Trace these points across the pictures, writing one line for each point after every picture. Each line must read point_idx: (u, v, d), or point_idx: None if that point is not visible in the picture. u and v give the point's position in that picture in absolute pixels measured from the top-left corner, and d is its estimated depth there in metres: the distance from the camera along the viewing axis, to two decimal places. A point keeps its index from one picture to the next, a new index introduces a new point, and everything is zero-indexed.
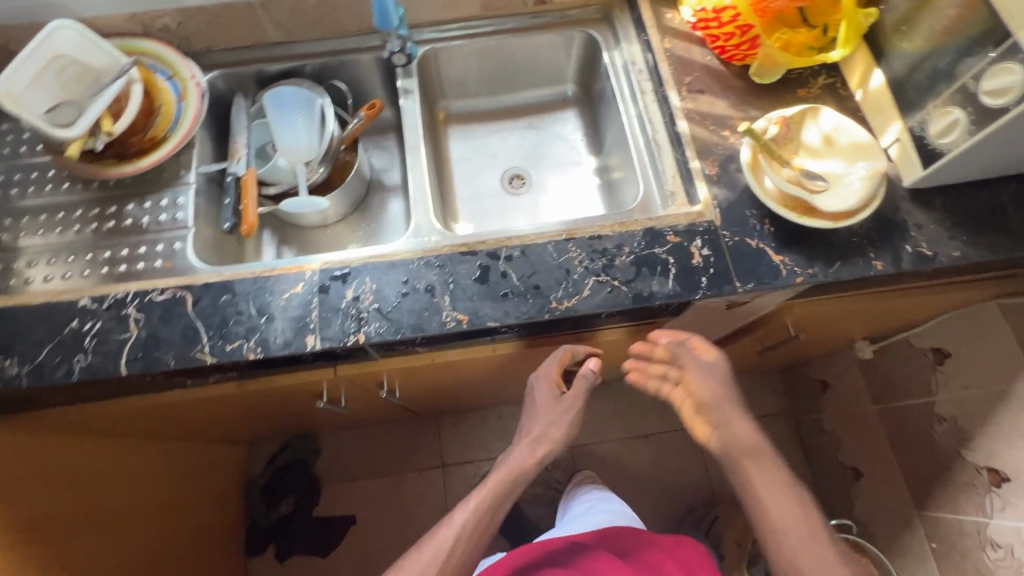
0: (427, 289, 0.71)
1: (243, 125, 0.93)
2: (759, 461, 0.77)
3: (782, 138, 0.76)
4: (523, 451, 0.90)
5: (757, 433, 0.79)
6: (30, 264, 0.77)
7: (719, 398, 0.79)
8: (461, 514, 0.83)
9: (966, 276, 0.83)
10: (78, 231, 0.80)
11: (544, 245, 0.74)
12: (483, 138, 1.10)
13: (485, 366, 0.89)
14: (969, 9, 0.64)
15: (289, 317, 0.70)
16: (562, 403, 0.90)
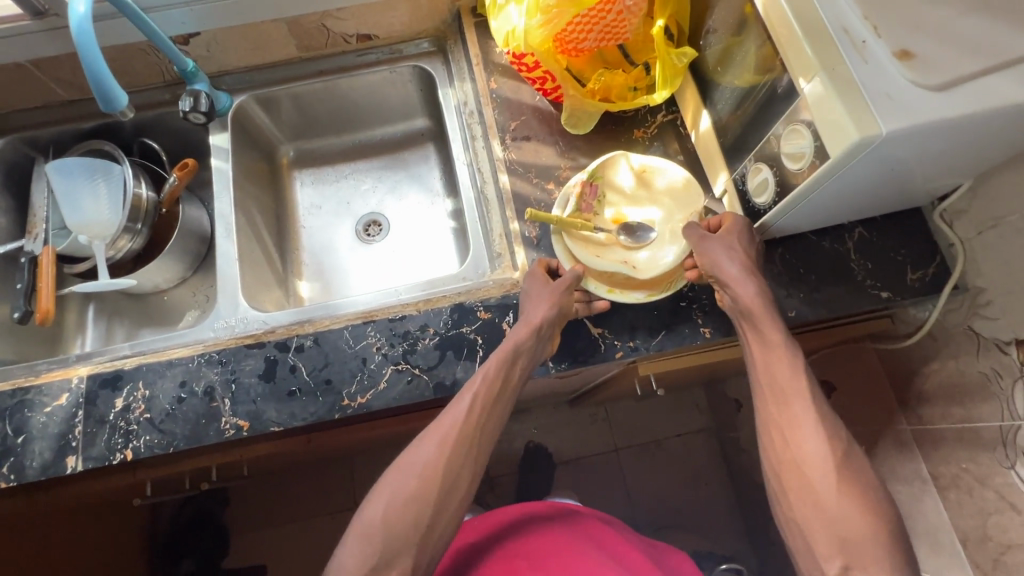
0: (206, 392, 0.65)
1: (42, 198, 0.83)
2: (763, 326, 0.60)
3: (597, 196, 0.69)
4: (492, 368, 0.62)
5: (763, 298, 0.61)
6: None
7: (735, 274, 0.61)
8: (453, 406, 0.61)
9: (824, 324, 0.77)
10: None
11: (339, 332, 0.67)
12: (333, 182, 1.00)
13: (322, 444, 0.83)
14: (767, 56, 0.56)
15: (49, 436, 0.63)
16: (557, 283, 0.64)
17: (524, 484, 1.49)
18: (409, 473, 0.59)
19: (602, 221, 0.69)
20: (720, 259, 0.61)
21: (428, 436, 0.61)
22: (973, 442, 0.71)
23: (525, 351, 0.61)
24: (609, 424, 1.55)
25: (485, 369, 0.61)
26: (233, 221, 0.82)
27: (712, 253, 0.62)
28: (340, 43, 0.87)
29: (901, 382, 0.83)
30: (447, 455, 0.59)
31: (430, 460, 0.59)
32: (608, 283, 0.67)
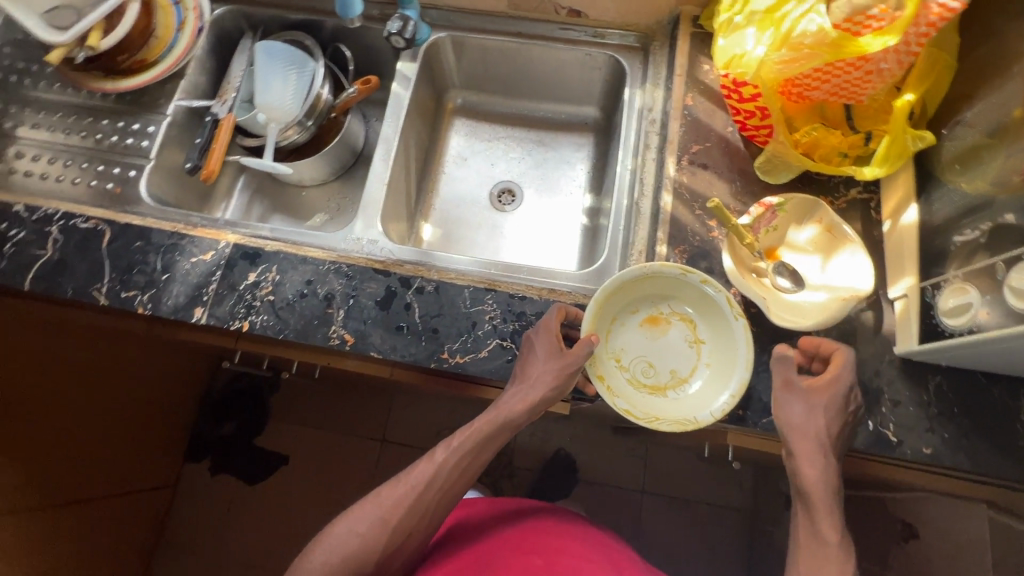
0: (326, 297, 0.68)
1: (240, 69, 0.90)
2: (820, 517, 0.56)
3: (771, 224, 0.67)
4: (485, 424, 0.63)
5: (824, 486, 0.56)
6: (15, 154, 0.82)
7: (808, 449, 0.57)
8: (439, 452, 0.64)
9: (949, 475, 0.69)
10: (84, 138, 0.84)
11: (461, 288, 0.68)
12: (487, 141, 1.01)
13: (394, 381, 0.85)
14: None
15: (188, 282, 0.69)
16: (558, 354, 0.61)
17: (541, 486, 1.48)
18: (377, 509, 0.63)
19: (761, 250, 0.67)
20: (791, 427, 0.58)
21: (407, 476, 0.64)
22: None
23: (510, 420, 0.62)
24: (643, 461, 1.51)
25: (477, 426, 0.63)
26: (392, 148, 0.84)
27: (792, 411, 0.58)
28: (549, 11, 0.87)
29: None
30: (437, 490, 0.63)
31: (410, 496, 0.62)
32: (603, 371, 0.62)
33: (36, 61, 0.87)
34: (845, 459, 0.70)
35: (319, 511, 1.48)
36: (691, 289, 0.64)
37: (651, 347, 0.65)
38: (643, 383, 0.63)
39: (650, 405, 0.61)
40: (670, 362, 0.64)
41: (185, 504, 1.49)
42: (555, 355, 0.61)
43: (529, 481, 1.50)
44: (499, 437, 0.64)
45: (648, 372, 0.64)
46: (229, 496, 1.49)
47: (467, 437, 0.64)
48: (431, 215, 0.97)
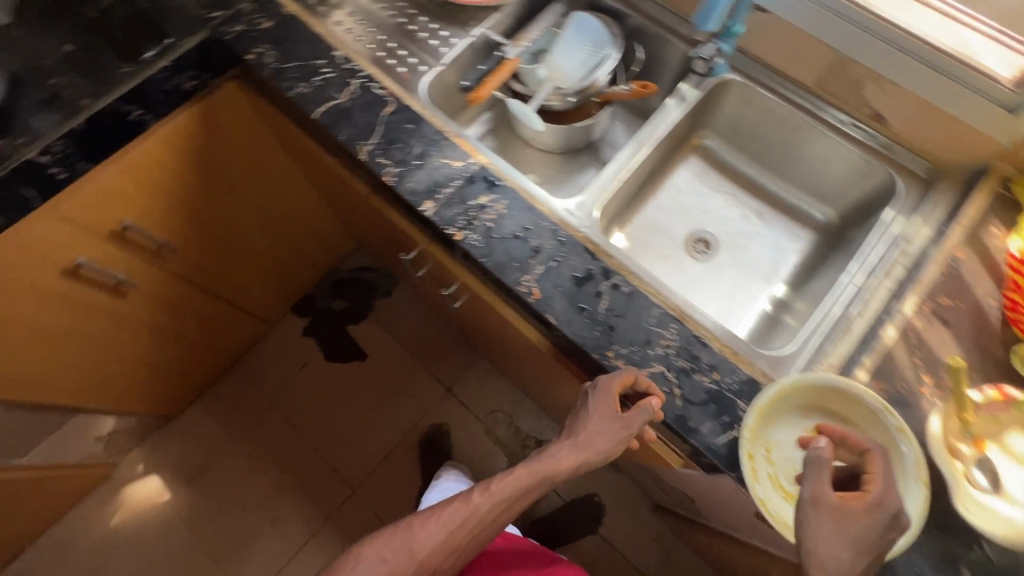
0: (533, 249, 0.72)
1: (542, 26, 0.98)
2: None
3: (995, 414, 0.62)
4: (528, 475, 0.66)
5: None
6: (347, 10, 0.94)
7: None
8: (476, 495, 0.67)
9: None
10: (401, 23, 0.95)
11: (652, 305, 0.69)
12: (711, 188, 1.01)
13: (526, 348, 0.89)
14: None
15: (431, 176, 0.76)
16: (615, 421, 0.64)
17: (559, 514, 1.47)
18: (407, 543, 0.65)
19: (971, 433, 0.62)
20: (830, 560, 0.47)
21: (443, 512, 0.67)
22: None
23: (554, 475, 0.64)
24: (664, 553, 1.44)
25: (518, 475, 0.66)
26: (639, 156, 0.87)
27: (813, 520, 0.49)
28: (852, 105, 0.85)
29: None
30: (474, 525, 0.66)
31: (450, 529, 0.66)
32: (753, 452, 0.61)
33: None
34: None
35: (366, 415, 1.58)
36: (878, 427, 0.60)
37: (806, 459, 0.62)
38: (782, 486, 0.61)
39: (780, 509, 0.59)
40: None
41: (271, 344, 1.64)
42: (615, 421, 0.64)
43: (550, 503, 1.49)
44: (537, 489, 0.66)
45: (791, 480, 0.62)
46: (306, 359, 1.63)
47: (507, 483, 0.66)
48: (626, 228, 0.99)
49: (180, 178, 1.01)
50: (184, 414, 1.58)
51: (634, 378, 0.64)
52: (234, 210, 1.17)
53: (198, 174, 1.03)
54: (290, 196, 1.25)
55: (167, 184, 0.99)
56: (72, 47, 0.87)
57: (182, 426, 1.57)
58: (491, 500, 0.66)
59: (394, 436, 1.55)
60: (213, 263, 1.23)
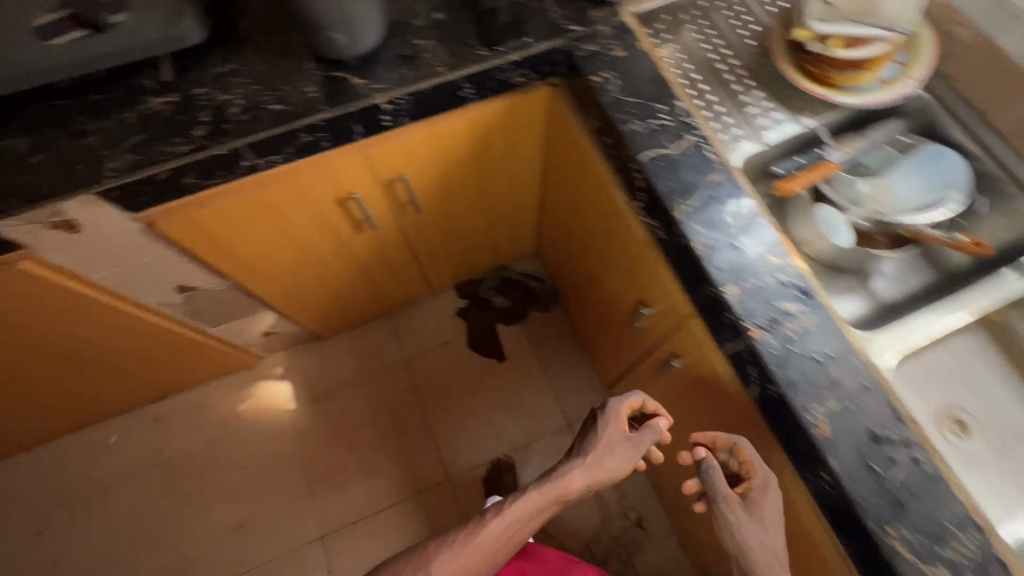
0: (832, 380, 0.67)
1: (875, 139, 0.92)
2: None
3: None
4: (541, 497, 0.79)
5: None
6: (685, 61, 0.94)
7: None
8: (493, 521, 0.78)
9: None
10: (734, 88, 0.92)
11: (955, 501, 0.61)
12: (995, 370, 0.89)
13: None
14: None
15: (742, 261, 0.73)
16: (619, 446, 0.80)
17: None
18: (425, 568, 0.74)
19: None
20: (753, 543, 0.68)
21: (466, 537, 0.77)
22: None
23: (565, 493, 0.79)
24: None
25: (534, 498, 0.78)
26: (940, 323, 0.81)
27: (732, 518, 0.70)
28: None
29: None
30: (499, 540, 0.78)
31: (483, 542, 0.77)
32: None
33: (754, 15, 0.98)
34: None
35: (486, 413, 1.60)
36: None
37: None
38: None
39: None
40: None
41: (425, 310, 1.71)
42: (625, 447, 0.80)
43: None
44: (547, 508, 0.79)
45: None
46: (450, 337, 1.68)
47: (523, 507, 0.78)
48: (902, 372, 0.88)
49: (460, 151, 1.07)
50: (332, 339, 1.68)
51: (633, 400, 0.84)
52: (478, 194, 1.24)
53: (474, 154, 1.10)
54: (521, 192, 1.31)
55: (450, 154, 1.06)
56: (441, 15, 0.91)
57: (325, 350, 1.67)
58: (515, 519, 0.78)
59: (503, 445, 1.56)
60: (434, 229, 1.30)
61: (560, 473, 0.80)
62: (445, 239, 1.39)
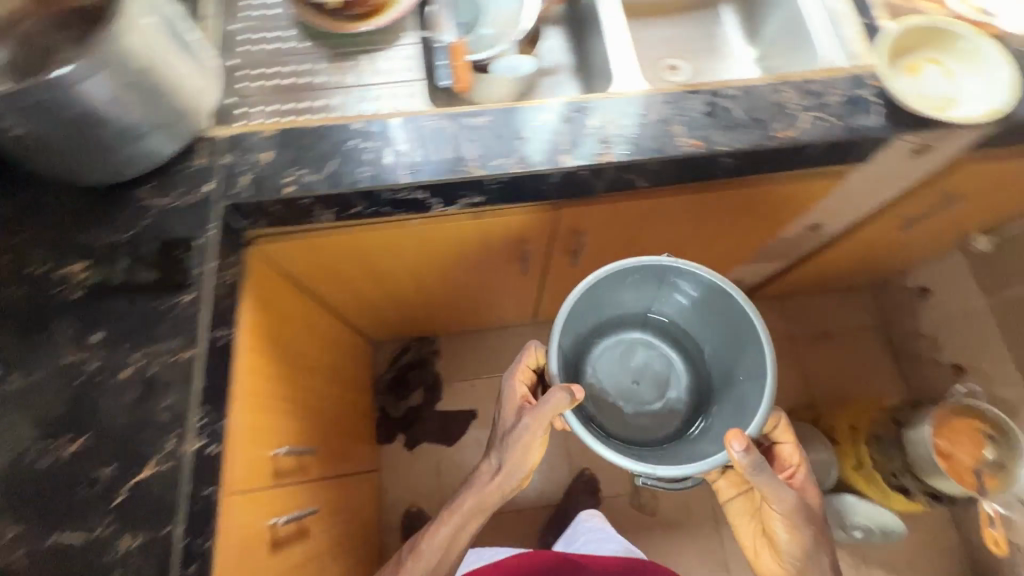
0: (662, 120, 0.79)
1: None
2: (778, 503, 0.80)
3: None
4: (471, 501, 0.82)
5: (773, 491, 0.79)
6: (280, 109, 0.86)
7: (778, 488, 0.79)
8: (424, 545, 0.81)
9: None
10: (330, 80, 0.90)
11: (760, 86, 0.82)
12: (642, 33, 1.18)
13: (666, 220, 0.99)
14: None
15: (542, 139, 0.78)
16: (519, 429, 0.80)
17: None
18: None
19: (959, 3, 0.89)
20: (771, 492, 0.79)
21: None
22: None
23: (479, 477, 0.83)
24: (782, 308, 1.67)
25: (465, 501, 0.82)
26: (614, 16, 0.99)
27: (763, 480, 0.78)
28: None
29: None
30: (464, 532, 0.82)
31: (432, 554, 0.80)
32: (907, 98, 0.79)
33: (278, 26, 0.94)
34: None
35: None
36: (941, 34, 0.83)
37: (918, 86, 0.82)
38: (927, 107, 0.80)
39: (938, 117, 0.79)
40: (939, 90, 0.81)
41: (396, 483, 1.52)
42: (515, 452, 0.81)
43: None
44: (493, 502, 0.83)
45: (926, 102, 0.81)
46: (435, 462, 1.54)
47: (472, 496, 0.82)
48: None
49: (268, 377, 0.87)
50: None
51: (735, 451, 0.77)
52: (308, 370, 1.07)
53: (282, 364, 0.93)
54: (326, 329, 1.18)
55: (276, 391, 0.90)
56: (103, 330, 0.68)
57: None
58: (468, 516, 0.82)
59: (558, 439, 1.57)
60: (329, 442, 1.12)
61: (493, 471, 0.82)
62: (340, 432, 1.21)
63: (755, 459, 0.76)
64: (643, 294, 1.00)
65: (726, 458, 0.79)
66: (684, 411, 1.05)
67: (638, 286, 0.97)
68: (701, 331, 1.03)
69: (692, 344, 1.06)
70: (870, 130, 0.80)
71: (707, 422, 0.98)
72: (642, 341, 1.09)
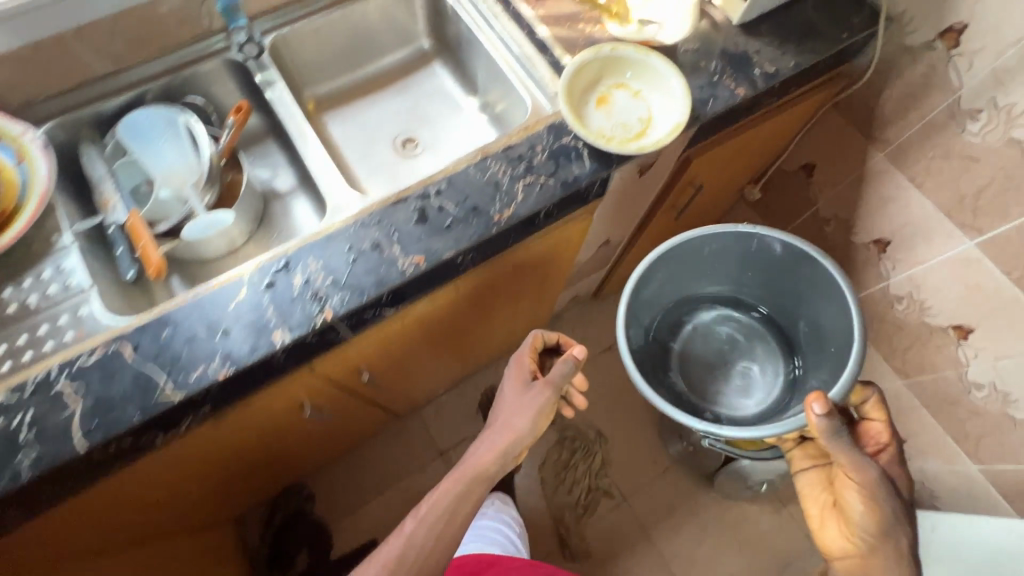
0: (374, 247, 0.71)
1: (105, 173, 0.84)
2: (860, 474, 0.79)
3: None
4: (476, 467, 0.83)
5: (853, 460, 0.79)
6: None
7: (857, 458, 0.79)
8: (409, 524, 0.79)
9: (816, 80, 0.95)
10: None
11: (465, 170, 0.76)
12: (361, 116, 1.09)
13: (443, 318, 0.93)
14: None
15: (246, 323, 0.66)
16: (535, 395, 0.88)
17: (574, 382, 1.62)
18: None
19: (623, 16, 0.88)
20: (849, 458, 0.79)
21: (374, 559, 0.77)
22: (959, 117, 0.91)
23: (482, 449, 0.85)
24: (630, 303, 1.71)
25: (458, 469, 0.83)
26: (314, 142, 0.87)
27: (841, 445, 0.79)
28: None
29: (863, 122, 1.07)
30: (453, 492, 0.81)
31: (433, 523, 0.78)
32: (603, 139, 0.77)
33: None
34: (750, 120, 0.95)
35: None
36: (613, 60, 0.82)
37: (614, 115, 0.81)
38: (629, 136, 0.80)
39: (640, 143, 0.78)
40: (633, 114, 0.81)
41: None
42: (523, 417, 0.86)
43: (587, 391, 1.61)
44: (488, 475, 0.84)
45: (626, 130, 0.81)
46: None
47: (470, 467, 0.83)
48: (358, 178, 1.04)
49: None
50: None
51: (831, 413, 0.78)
52: None
53: None
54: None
55: None
56: None
57: None
58: (461, 476, 0.83)
59: None
60: None
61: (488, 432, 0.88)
62: None
63: (832, 424, 0.78)
64: (760, 275, 1.12)
65: (798, 422, 0.85)
66: (726, 399, 1.15)
67: (716, 261, 1.10)
68: (794, 301, 1.09)
69: (787, 325, 1.15)
70: (586, 176, 0.77)
71: (805, 362, 1.10)
72: (729, 318, 1.20)
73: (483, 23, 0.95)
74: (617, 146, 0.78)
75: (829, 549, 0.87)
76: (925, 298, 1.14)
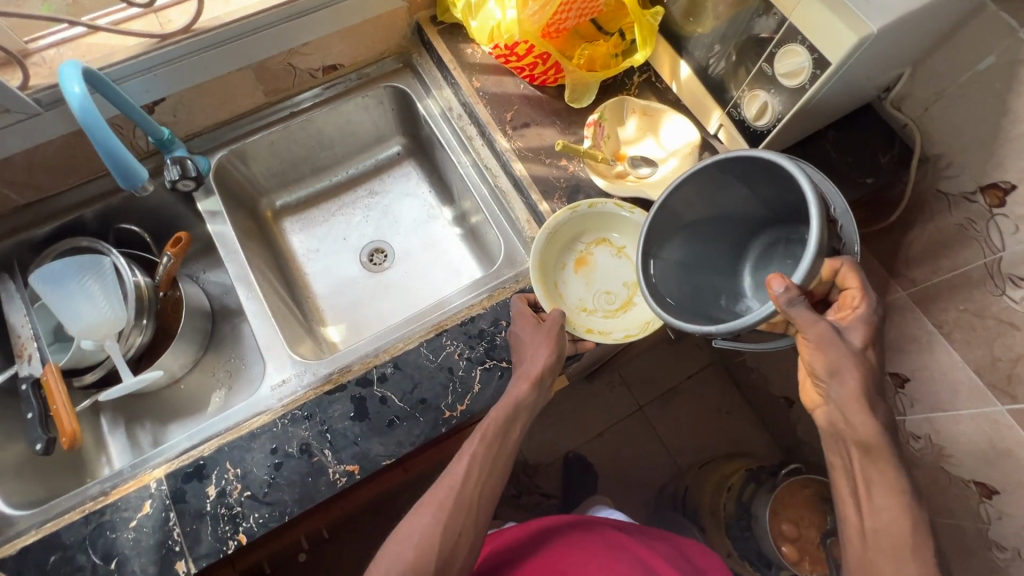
0: (302, 450, 0.62)
1: (22, 316, 0.75)
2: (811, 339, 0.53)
3: (605, 134, 0.76)
4: (496, 421, 0.60)
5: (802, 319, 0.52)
6: None
7: (809, 321, 0.52)
8: (455, 471, 0.58)
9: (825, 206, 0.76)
10: None
11: (415, 350, 0.67)
12: (325, 223, 0.98)
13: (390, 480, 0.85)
14: (718, 13, 0.67)
15: (146, 548, 0.58)
16: (544, 338, 0.64)
17: (571, 503, 1.37)
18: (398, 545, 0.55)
19: (612, 156, 0.76)
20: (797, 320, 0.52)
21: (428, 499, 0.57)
22: (998, 279, 0.75)
23: (518, 403, 0.61)
24: (629, 387, 1.51)
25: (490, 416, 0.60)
26: (263, 301, 0.78)
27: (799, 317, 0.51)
28: (298, 82, 0.85)
29: (886, 254, 0.93)
30: (491, 451, 0.59)
31: (474, 477, 0.58)
32: (583, 324, 0.70)
33: None
34: None
35: None
36: (592, 216, 0.72)
37: (596, 280, 0.73)
38: (613, 308, 0.72)
39: (630, 319, 0.70)
40: (617, 278, 0.73)
41: None
42: (537, 344, 0.64)
43: None
44: (515, 426, 0.61)
45: (610, 298, 0.73)
46: None
47: (503, 409, 0.60)
48: (316, 293, 0.93)
49: None
50: None
51: (789, 287, 0.51)
52: None
53: None
54: None
55: None
56: None
57: None
58: (492, 442, 0.59)
59: None
60: None
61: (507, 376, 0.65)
62: None
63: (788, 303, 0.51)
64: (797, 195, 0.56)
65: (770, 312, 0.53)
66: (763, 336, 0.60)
67: (720, 197, 0.62)
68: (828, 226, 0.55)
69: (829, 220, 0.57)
70: None
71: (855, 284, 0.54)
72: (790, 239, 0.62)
73: (457, 143, 0.85)
74: (599, 334, 0.69)
75: (809, 398, 0.58)
76: (945, 446, 0.96)
